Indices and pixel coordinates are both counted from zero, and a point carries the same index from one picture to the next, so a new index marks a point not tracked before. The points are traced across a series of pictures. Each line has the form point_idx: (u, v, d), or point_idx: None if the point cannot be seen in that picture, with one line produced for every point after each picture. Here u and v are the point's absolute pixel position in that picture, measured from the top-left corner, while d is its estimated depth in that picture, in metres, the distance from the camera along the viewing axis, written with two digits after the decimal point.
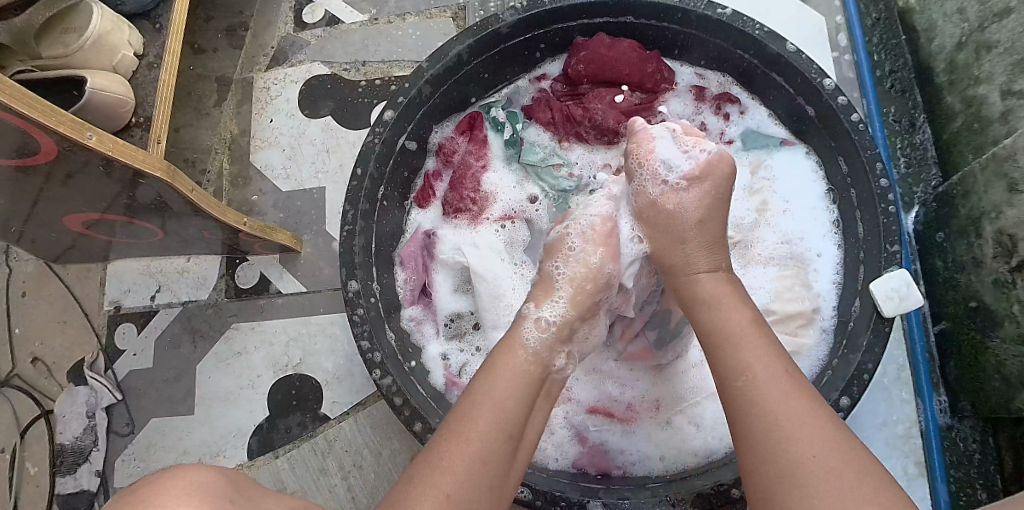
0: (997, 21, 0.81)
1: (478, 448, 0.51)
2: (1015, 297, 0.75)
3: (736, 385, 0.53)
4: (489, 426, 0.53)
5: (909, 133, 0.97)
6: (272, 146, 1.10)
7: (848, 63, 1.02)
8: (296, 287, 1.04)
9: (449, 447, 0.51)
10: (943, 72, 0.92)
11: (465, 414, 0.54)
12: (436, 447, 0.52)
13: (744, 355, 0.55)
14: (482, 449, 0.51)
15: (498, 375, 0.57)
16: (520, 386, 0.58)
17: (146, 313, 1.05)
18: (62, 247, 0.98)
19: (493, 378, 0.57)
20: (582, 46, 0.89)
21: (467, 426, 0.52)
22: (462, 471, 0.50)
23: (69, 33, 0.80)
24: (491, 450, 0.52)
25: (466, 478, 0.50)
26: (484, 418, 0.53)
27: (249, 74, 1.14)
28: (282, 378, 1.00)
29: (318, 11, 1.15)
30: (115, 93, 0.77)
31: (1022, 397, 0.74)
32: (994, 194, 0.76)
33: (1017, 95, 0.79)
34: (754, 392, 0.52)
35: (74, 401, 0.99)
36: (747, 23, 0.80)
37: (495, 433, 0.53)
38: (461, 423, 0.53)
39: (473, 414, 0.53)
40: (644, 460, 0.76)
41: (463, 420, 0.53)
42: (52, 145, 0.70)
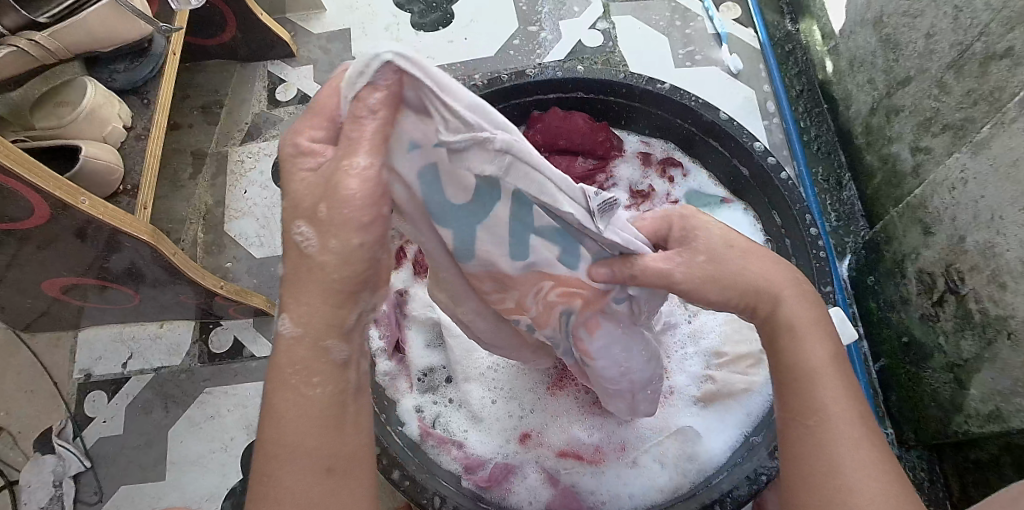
0: (901, 89, 0.93)
1: (298, 493, 0.43)
2: (940, 329, 0.82)
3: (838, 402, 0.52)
4: (296, 462, 0.44)
5: (836, 190, 1.07)
6: (246, 215, 1.14)
7: (778, 126, 1.14)
8: (270, 349, 1.06)
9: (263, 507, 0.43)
10: (860, 134, 1.04)
11: (269, 456, 0.44)
12: (255, 496, 0.44)
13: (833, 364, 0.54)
14: (303, 498, 0.43)
15: (283, 390, 0.45)
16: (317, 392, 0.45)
17: (116, 380, 1.05)
18: (33, 315, 0.99)
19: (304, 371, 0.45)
20: (538, 120, 0.96)
21: (277, 472, 0.44)
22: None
23: (62, 106, 0.88)
24: (326, 487, 0.44)
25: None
26: (286, 461, 0.44)
27: (225, 147, 1.20)
28: (256, 440, 1.01)
29: (292, 90, 1.23)
30: (106, 160, 0.82)
31: (957, 421, 0.81)
32: (912, 237, 0.85)
33: (923, 151, 0.89)
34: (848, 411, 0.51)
35: (40, 470, 0.98)
36: (684, 95, 0.90)
37: (298, 472, 0.43)
38: (270, 465, 0.44)
39: (277, 454, 0.44)
40: (615, 498, 0.79)
41: (274, 463, 0.44)
42: (44, 208, 0.74)
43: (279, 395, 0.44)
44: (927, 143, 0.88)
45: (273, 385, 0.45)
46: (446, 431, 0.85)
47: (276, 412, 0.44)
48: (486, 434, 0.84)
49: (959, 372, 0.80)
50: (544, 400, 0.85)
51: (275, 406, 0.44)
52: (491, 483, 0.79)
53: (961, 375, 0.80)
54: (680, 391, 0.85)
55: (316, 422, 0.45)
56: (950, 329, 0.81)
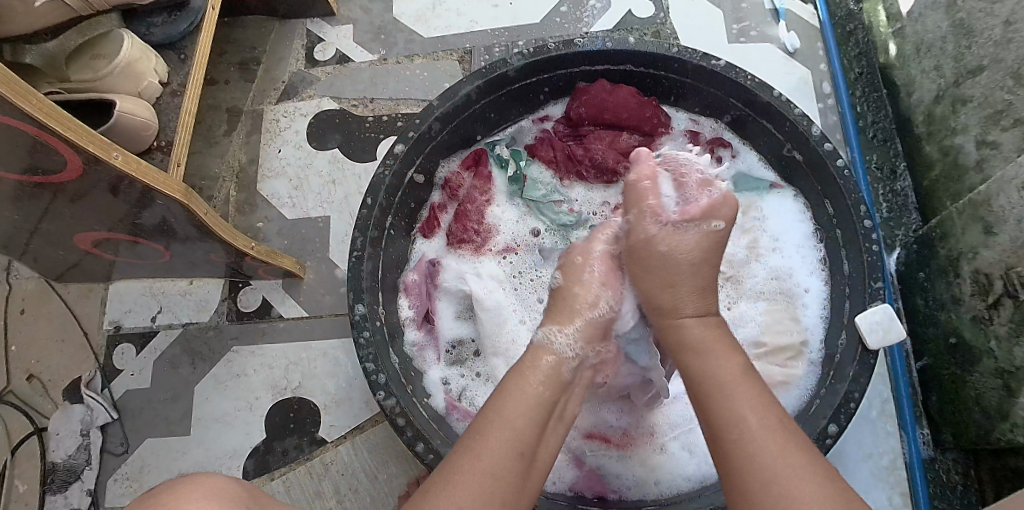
0: (971, 78, 0.87)
1: (494, 464, 0.53)
2: (992, 334, 0.79)
3: None
4: (504, 451, 0.54)
5: (890, 180, 1.02)
6: (279, 175, 1.13)
7: (832, 107, 1.09)
8: (298, 312, 1.06)
9: (468, 481, 0.51)
10: (921, 123, 0.98)
11: (479, 432, 0.55)
12: (451, 464, 0.53)
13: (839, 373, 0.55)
14: (501, 492, 0.52)
15: (515, 392, 0.60)
16: (543, 398, 0.60)
17: (145, 334, 1.06)
18: (66, 265, 0.99)
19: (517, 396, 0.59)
20: (584, 91, 0.94)
21: (486, 458, 0.53)
22: (479, 486, 0.51)
23: (99, 59, 0.85)
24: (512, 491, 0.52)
25: (479, 492, 0.51)
26: (501, 448, 0.54)
27: (260, 106, 1.18)
28: (280, 401, 1.01)
29: (330, 49, 1.21)
30: (141, 117, 0.81)
31: (1002, 428, 0.78)
32: (971, 236, 0.81)
33: (989, 145, 0.84)
34: None
35: (69, 419, 1.00)
36: (738, 73, 0.86)
37: (510, 449, 0.54)
38: (481, 440, 0.54)
39: (490, 434, 0.55)
40: (639, 484, 0.77)
41: (482, 449, 0.54)
42: (77, 162, 0.73)
43: (518, 392, 0.60)
44: (995, 137, 0.83)
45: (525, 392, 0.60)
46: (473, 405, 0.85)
47: (507, 402, 0.59)
48: None
49: (1008, 378, 0.77)
50: None
51: (513, 397, 0.59)
52: None
53: (1010, 382, 0.77)
54: None
55: (535, 421, 0.58)
56: (1003, 335, 0.77)
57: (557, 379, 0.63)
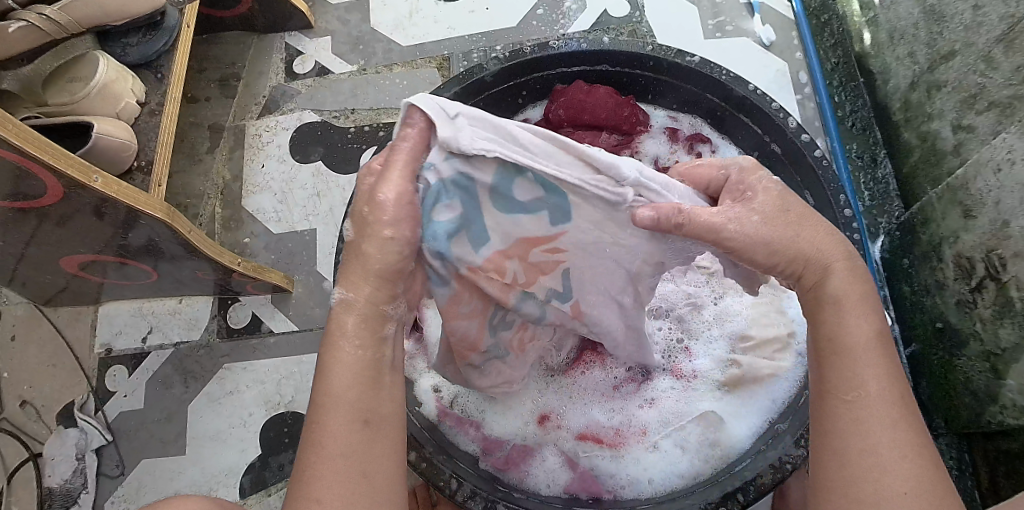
0: (944, 62, 0.88)
1: (342, 445, 0.51)
2: (976, 317, 0.79)
3: (845, 398, 0.51)
4: (345, 427, 0.51)
5: (870, 168, 1.03)
6: (264, 190, 1.13)
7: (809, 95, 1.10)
8: (288, 326, 1.06)
9: (318, 477, 0.50)
10: (898, 110, 0.99)
11: (315, 419, 0.52)
12: (303, 459, 0.51)
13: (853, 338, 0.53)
14: (355, 467, 0.50)
15: (330, 364, 0.54)
16: (358, 354, 0.54)
17: (136, 355, 1.06)
18: (53, 290, 0.99)
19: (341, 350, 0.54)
20: (561, 93, 0.94)
21: (330, 443, 0.51)
22: (339, 476, 0.50)
23: (76, 81, 0.86)
24: (362, 455, 0.51)
25: (338, 481, 0.50)
26: (334, 422, 0.51)
27: (242, 121, 1.18)
28: (274, 416, 1.01)
29: (309, 62, 1.21)
30: (119, 138, 0.81)
31: (992, 411, 0.78)
32: (951, 220, 0.81)
33: (965, 129, 0.85)
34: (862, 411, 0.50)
35: (63, 443, 1.00)
36: (714, 69, 0.86)
37: (350, 422, 0.51)
38: (318, 429, 0.51)
39: (324, 418, 0.52)
40: (633, 483, 0.77)
41: (323, 436, 0.51)
42: (56, 187, 0.73)
43: (340, 353, 0.54)
44: (971, 121, 0.84)
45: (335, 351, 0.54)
46: (463, 410, 0.84)
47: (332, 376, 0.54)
48: (505, 414, 0.83)
49: (995, 361, 0.77)
50: (565, 381, 0.85)
51: (332, 363, 0.54)
52: (508, 465, 0.79)
53: (997, 364, 0.77)
54: (703, 375, 0.84)
55: (366, 382, 0.54)
56: (987, 317, 0.77)
57: (371, 318, 0.55)
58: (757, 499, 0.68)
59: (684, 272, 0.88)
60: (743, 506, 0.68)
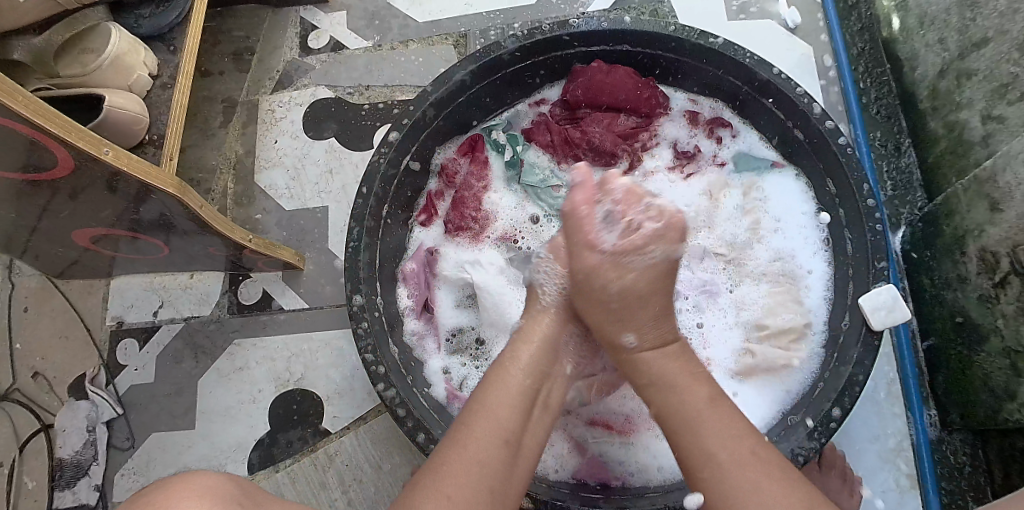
0: (976, 50, 0.85)
1: (479, 455, 0.56)
2: (999, 313, 0.77)
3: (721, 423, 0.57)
4: (488, 438, 0.57)
5: (894, 157, 1.00)
6: (276, 166, 1.13)
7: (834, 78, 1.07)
8: (299, 303, 1.06)
9: (455, 472, 0.54)
10: (925, 98, 0.96)
11: (465, 424, 0.59)
12: (443, 456, 0.56)
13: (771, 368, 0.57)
14: (490, 480, 0.55)
15: (498, 390, 0.62)
16: (522, 390, 0.63)
17: (148, 329, 1.06)
18: (66, 262, 0.99)
19: (509, 374, 0.64)
20: (581, 73, 0.92)
21: (473, 451, 0.56)
22: (466, 480, 0.54)
23: (87, 53, 0.85)
24: (496, 468, 0.56)
25: (466, 483, 0.54)
26: (483, 431, 0.58)
27: (255, 96, 1.17)
28: (283, 393, 1.01)
29: (323, 36, 1.19)
30: (130, 111, 0.80)
31: (1010, 409, 0.77)
32: (977, 213, 0.79)
33: (995, 119, 0.82)
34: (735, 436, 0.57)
35: (75, 415, 1.00)
36: (738, 51, 0.84)
37: (496, 438, 0.58)
38: (459, 441, 0.57)
39: (472, 424, 0.58)
40: (642, 470, 0.77)
41: (468, 444, 0.57)
42: (67, 159, 0.72)
43: (497, 388, 0.63)
44: (1001, 111, 0.81)
45: (507, 373, 0.64)
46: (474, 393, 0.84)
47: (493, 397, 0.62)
48: None
49: (1016, 358, 0.76)
50: None
51: (502, 385, 0.63)
52: None
53: (1018, 362, 0.76)
54: (718, 364, 0.83)
55: (517, 414, 0.61)
56: (1010, 314, 0.76)
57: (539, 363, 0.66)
58: None
59: (701, 259, 0.88)
60: None
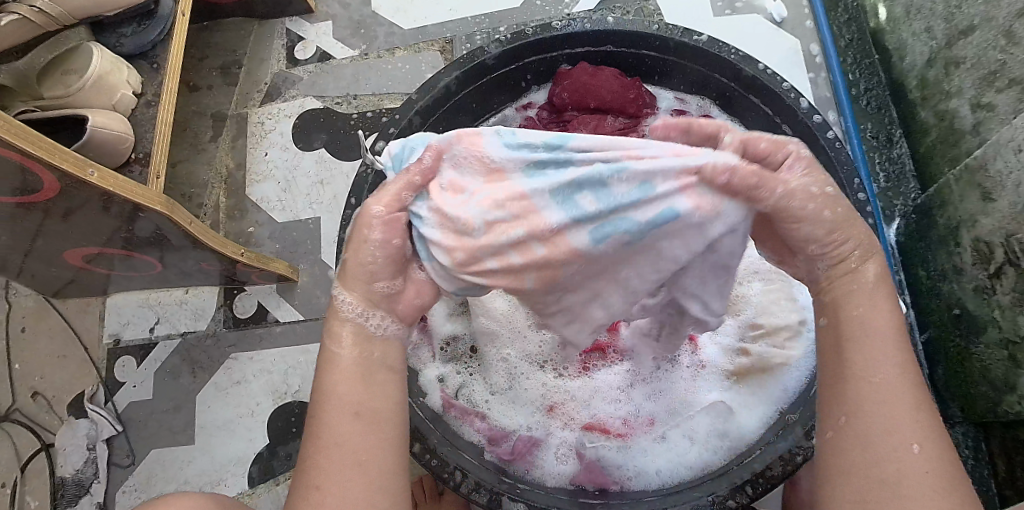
0: (962, 38, 0.84)
1: (343, 439, 0.51)
2: (995, 304, 0.77)
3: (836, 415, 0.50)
4: (339, 419, 0.51)
5: (886, 148, 0.99)
6: (267, 179, 1.13)
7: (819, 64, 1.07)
8: (294, 315, 1.06)
9: (321, 468, 0.50)
10: (915, 87, 0.95)
11: (314, 413, 0.53)
12: (308, 468, 0.51)
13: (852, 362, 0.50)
14: (358, 454, 0.50)
15: (335, 376, 0.54)
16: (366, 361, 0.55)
17: (145, 345, 1.06)
18: (61, 282, 1.00)
19: (343, 368, 0.54)
20: (566, 75, 0.92)
21: (329, 435, 0.51)
22: (341, 473, 0.50)
23: (70, 74, 0.85)
24: (358, 436, 0.51)
25: (340, 469, 0.50)
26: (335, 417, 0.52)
27: (244, 109, 1.17)
28: (281, 406, 1.01)
29: (310, 47, 1.19)
30: (115, 130, 0.80)
31: (1010, 401, 0.76)
32: (969, 203, 0.78)
33: (985, 107, 0.82)
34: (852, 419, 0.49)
35: (75, 434, 1.01)
36: (723, 47, 0.84)
37: (344, 414, 0.52)
38: (318, 439, 0.51)
39: (325, 414, 0.52)
40: (641, 473, 0.76)
41: (322, 430, 0.51)
42: (53, 182, 0.72)
43: (337, 387, 0.53)
44: (990, 99, 0.81)
45: (334, 352, 0.55)
46: (470, 400, 0.83)
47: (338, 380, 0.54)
48: (514, 402, 0.83)
49: (1014, 349, 0.75)
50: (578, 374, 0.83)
51: (333, 361, 0.55)
52: (514, 456, 0.77)
53: (1016, 353, 0.75)
54: (711, 366, 0.82)
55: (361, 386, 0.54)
56: (1007, 305, 0.75)
57: (366, 335, 0.56)
58: (767, 491, 0.67)
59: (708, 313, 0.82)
60: (751, 499, 0.67)
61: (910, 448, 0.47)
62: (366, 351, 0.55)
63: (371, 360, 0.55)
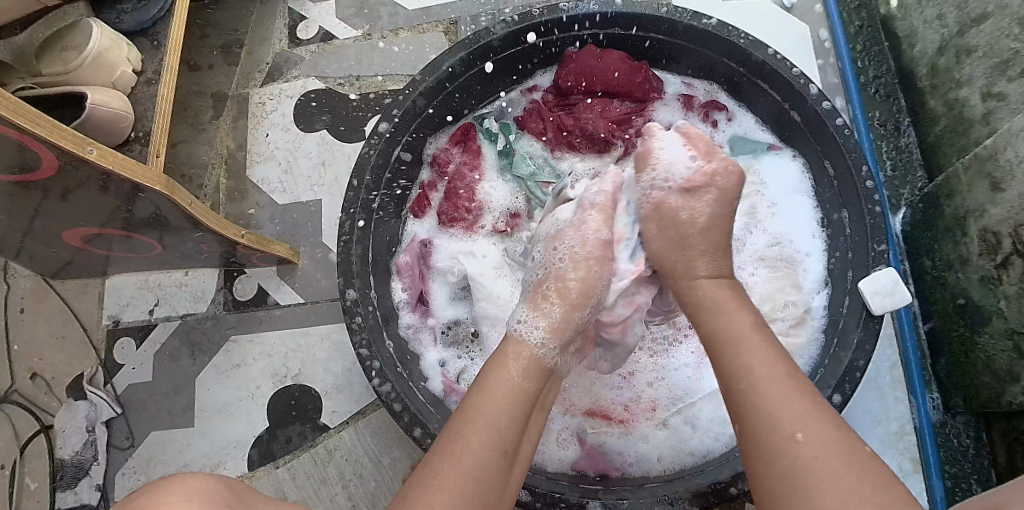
0: (975, 26, 0.83)
1: (483, 456, 0.55)
2: (1001, 294, 0.76)
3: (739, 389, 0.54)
4: (493, 437, 0.56)
5: (894, 136, 0.99)
6: (268, 160, 1.11)
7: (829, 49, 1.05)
8: (294, 298, 1.05)
9: (454, 467, 0.54)
10: (925, 75, 0.94)
11: (468, 418, 0.58)
12: (439, 461, 0.55)
13: (746, 358, 0.55)
14: (488, 476, 0.55)
15: (492, 394, 0.59)
16: (527, 390, 0.61)
17: (144, 327, 1.06)
18: (60, 263, 0.99)
19: (500, 392, 0.60)
20: (573, 58, 0.91)
21: (473, 447, 0.55)
22: (465, 478, 0.54)
23: (69, 50, 0.83)
24: (495, 459, 0.56)
25: (466, 476, 0.54)
26: (487, 435, 0.56)
27: (245, 89, 1.15)
28: (281, 389, 1.01)
29: (313, 27, 1.17)
30: (115, 108, 0.79)
31: (1013, 391, 0.76)
32: (978, 193, 0.78)
33: (996, 96, 0.81)
34: (760, 397, 0.52)
35: (74, 415, 1.01)
36: (732, 32, 0.83)
37: (498, 436, 0.57)
38: (460, 443, 0.56)
39: (478, 419, 0.57)
40: (642, 460, 0.76)
41: (468, 437, 0.56)
42: (52, 160, 0.71)
43: (486, 401, 0.59)
44: (1002, 88, 0.80)
45: (506, 375, 0.61)
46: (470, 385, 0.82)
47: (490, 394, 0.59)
48: None
49: (1018, 339, 0.75)
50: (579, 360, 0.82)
51: (506, 379, 0.61)
52: None
53: (1021, 343, 0.74)
54: None
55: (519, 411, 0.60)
56: (1013, 295, 0.75)
57: (535, 373, 0.63)
58: None
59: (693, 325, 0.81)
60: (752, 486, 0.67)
61: (794, 437, 0.48)
62: (524, 385, 0.61)
63: (531, 394, 0.61)
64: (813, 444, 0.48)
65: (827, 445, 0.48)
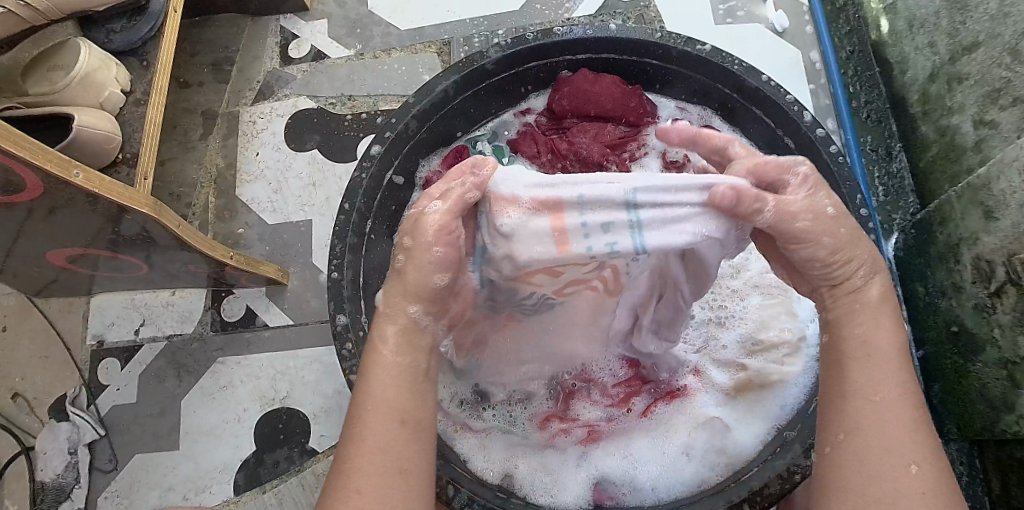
0: (966, 55, 0.84)
1: (381, 440, 0.51)
2: (994, 322, 0.76)
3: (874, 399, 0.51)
4: (386, 422, 0.51)
5: (885, 162, 0.99)
6: (258, 179, 1.10)
7: (819, 70, 1.06)
8: (283, 320, 1.04)
9: (356, 466, 0.50)
10: (915, 102, 0.95)
11: (358, 412, 0.52)
12: (344, 457, 0.51)
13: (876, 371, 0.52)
14: (397, 461, 0.50)
15: (381, 374, 0.54)
16: (406, 364, 0.54)
17: (129, 348, 1.04)
18: (44, 282, 0.97)
19: (384, 379, 0.54)
20: (566, 81, 0.91)
21: (372, 439, 0.50)
22: (376, 468, 0.49)
23: (56, 70, 0.82)
24: (394, 440, 0.51)
25: (376, 472, 0.49)
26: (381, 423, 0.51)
27: (236, 108, 1.14)
28: (268, 413, 0.99)
29: (305, 46, 1.17)
30: (103, 130, 0.78)
31: (1008, 420, 0.75)
32: (971, 221, 0.78)
33: (988, 125, 0.81)
34: (878, 414, 0.51)
35: (56, 437, 0.98)
36: (725, 58, 0.83)
37: (389, 418, 0.52)
38: (353, 437, 0.51)
39: (366, 413, 0.52)
40: (637, 489, 0.75)
41: (366, 428, 0.51)
42: (37, 183, 0.70)
43: (374, 387, 0.53)
44: (993, 116, 0.80)
45: (378, 355, 0.55)
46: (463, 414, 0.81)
47: (375, 381, 0.54)
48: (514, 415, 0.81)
49: (1013, 369, 0.74)
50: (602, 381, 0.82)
51: (377, 365, 0.54)
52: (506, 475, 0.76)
53: (1015, 373, 0.74)
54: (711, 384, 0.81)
55: (405, 391, 0.54)
56: (1007, 324, 0.75)
57: (413, 338, 0.56)
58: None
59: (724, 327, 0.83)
60: None
61: (909, 465, 0.48)
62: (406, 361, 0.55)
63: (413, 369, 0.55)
64: (924, 477, 0.48)
65: (937, 485, 0.48)
